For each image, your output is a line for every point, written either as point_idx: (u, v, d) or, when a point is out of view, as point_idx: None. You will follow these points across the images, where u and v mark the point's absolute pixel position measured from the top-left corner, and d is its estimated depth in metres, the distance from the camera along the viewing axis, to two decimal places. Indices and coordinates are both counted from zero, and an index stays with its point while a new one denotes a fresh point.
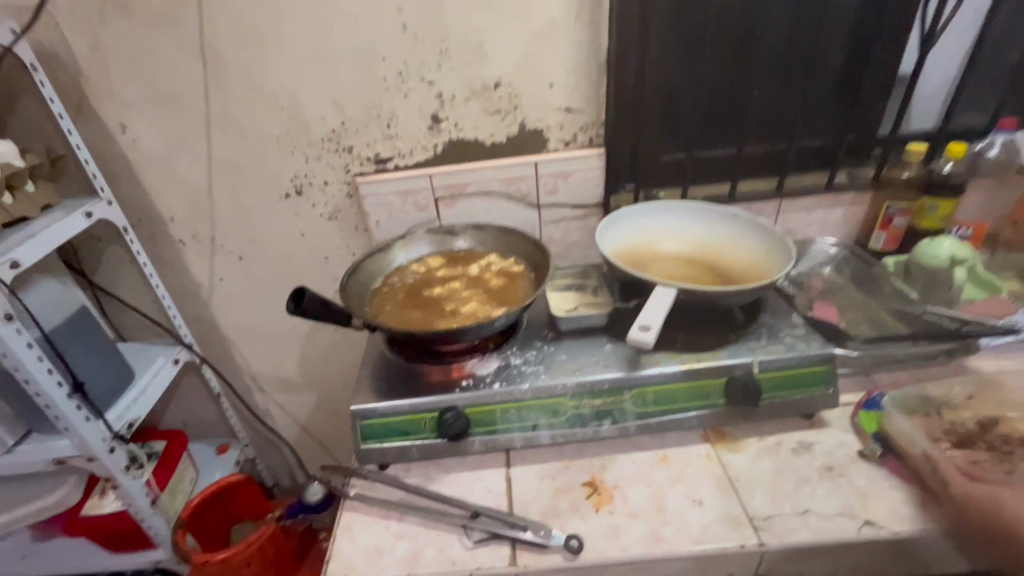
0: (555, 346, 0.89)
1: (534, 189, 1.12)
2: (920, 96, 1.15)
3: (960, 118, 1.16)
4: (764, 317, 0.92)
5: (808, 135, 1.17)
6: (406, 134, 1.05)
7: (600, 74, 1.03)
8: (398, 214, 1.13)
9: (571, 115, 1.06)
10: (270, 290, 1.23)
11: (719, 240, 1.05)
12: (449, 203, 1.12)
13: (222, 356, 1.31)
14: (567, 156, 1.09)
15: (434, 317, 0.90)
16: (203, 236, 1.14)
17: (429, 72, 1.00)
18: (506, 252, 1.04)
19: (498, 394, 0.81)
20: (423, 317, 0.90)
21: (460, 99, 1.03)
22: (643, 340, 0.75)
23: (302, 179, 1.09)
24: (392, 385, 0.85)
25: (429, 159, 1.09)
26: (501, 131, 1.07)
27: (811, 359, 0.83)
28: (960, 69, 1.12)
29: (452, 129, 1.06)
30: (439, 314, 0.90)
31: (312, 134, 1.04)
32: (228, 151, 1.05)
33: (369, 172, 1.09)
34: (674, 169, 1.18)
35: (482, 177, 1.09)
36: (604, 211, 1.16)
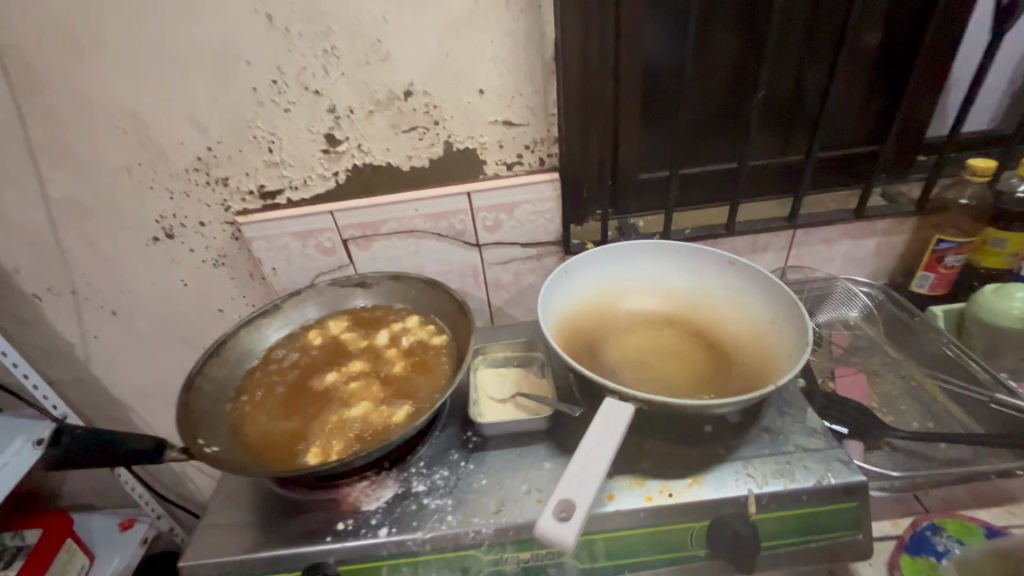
0: (476, 461, 0.65)
1: (470, 226, 0.87)
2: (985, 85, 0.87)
3: None
4: (767, 417, 0.67)
5: (831, 143, 0.89)
6: (295, 160, 0.80)
7: (547, 75, 0.75)
8: (298, 259, 0.88)
9: (512, 130, 0.80)
10: (159, 349, 1.01)
11: (710, 294, 0.78)
12: (363, 244, 0.88)
13: (116, 421, 1.10)
14: (510, 182, 0.83)
15: (310, 429, 0.65)
16: (62, 289, 0.92)
17: (313, 79, 0.74)
18: (428, 315, 0.79)
19: (383, 548, 0.58)
20: (296, 429, 0.66)
21: (361, 114, 0.77)
22: (560, 540, 0.48)
23: (171, 220, 0.85)
24: (249, 522, 0.62)
25: (330, 191, 0.84)
26: (420, 153, 0.81)
27: (834, 492, 0.58)
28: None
29: (354, 152, 0.80)
30: (317, 423, 0.66)
31: (172, 164, 0.80)
32: (67, 188, 0.81)
33: (255, 208, 0.84)
34: (656, 188, 0.91)
35: (399, 212, 0.84)
36: (563, 250, 0.90)
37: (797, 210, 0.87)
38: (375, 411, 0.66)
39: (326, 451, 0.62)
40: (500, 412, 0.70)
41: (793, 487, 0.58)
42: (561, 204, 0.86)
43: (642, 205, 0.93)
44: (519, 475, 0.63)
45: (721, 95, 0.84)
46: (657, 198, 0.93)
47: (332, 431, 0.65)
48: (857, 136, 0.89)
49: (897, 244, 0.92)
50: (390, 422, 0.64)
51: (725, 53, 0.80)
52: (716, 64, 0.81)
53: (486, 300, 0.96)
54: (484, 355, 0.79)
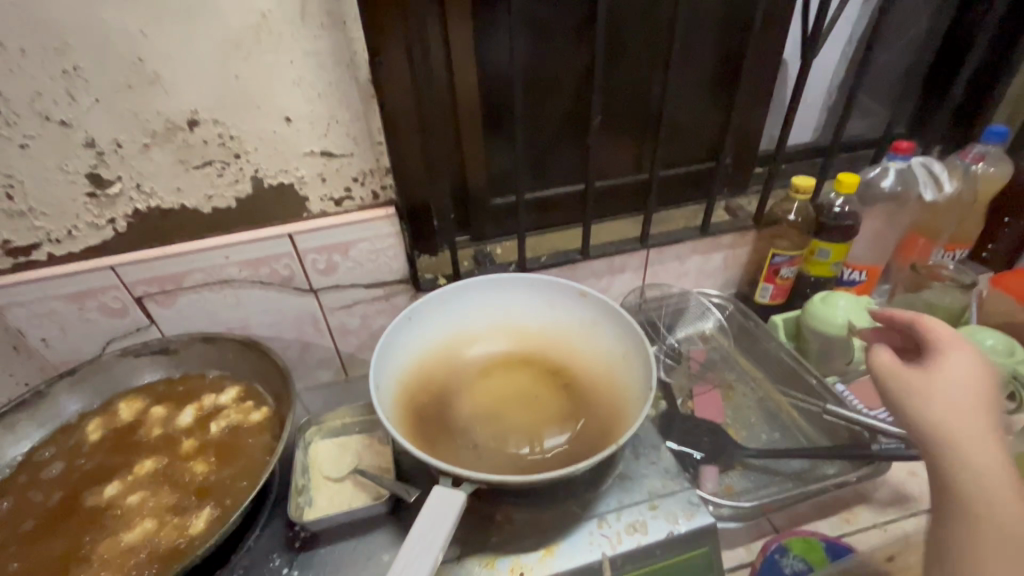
0: (301, 565, 0.55)
1: (298, 270, 0.75)
2: (807, 104, 0.93)
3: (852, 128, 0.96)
4: (624, 462, 0.64)
5: (677, 161, 0.89)
6: (50, 207, 0.63)
7: (366, 99, 0.66)
8: (78, 325, 0.71)
9: (334, 161, 0.69)
10: None
11: (563, 329, 0.74)
12: (164, 300, 0.72)
13: None
14: (340, 220, 0.73)
15: (75, 564, 0.52)
16: None
17: (55, 107, 0.58)
18: (247, 385, 0.67)
19: None
20: (56, 566, 0.52)
21: (133, 149, 0.62)
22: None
23: None
24: None
25: (109, 242, 0.67)
26: (223, 192, 0.67)
27: (685, 539, 0.57)
28: (849, 72, 0.90)
29: (133, 194, 0.65)
30: (85, 555, 0.53)
31: None
32: None
33: (4, 268, 0.66)
34: (507, 217, 0.86)
35: (206, 261, 0.71)
36: (415, 288, 0.82)
37: (647, 231, 0.86)
38: (164, 528, 0.54)
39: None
40: (334, 496, 0.61)
41: (644, 543, 0.56)
42: (403, 240, 0.77)
43: (500, 231, 0.87)
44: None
45: (562, 114, 0.80)
46: (512, 224, 0.87)
47: (105, 563, 0.52)
48: (700, 154, 0.90)
49: (741, 256, 0.96)
50: (181, 541, 0.53)
51: (561, 70, 0.76)
52: (555, 83, 0.77)
53: (333, 347, 0.85)
54: (319, 425, 0.68)
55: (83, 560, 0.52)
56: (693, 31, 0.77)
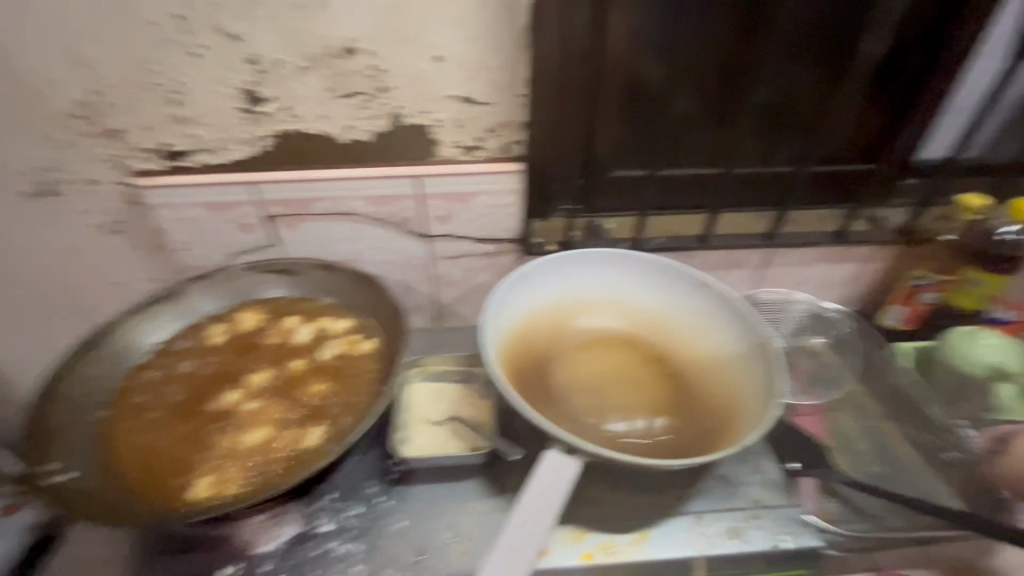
0: (397, 497, 0.57)
1: (417, 213, 0.75)
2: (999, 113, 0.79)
3: None
4: (725, 464, 0.61)
5: (825, 157, 0.81)
6: (208, 118, 0.66)
7: (518, 48, 0.64)
8: (212, 235, 0.75)
9: (473, 109, 0.68)
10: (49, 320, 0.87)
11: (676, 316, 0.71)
12: (290, 223, 0.75)
13: None
14: (467, 170, 0.72)
15: (201, 453, 0.55)
16: None
17: (229, 20, 0.59)
18: (357, 317, 0.69)
19: None
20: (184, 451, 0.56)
21: (290, 70, 0.63)
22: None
23: (51, 174, 0.70)
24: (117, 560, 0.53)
25: (252, 159, 0.70)
26: (362, 125, 0.68)
27: (785, 555, 0.54)
28: None
29: (282, 115, 0.67)
30: (210, 447, 0.56)
31: (49, 106, 0.64)
32: None
33: (159, 170, 0.70)
34: (628, 193, 0.81)
35: (335, 191, 0.72)
36: (523, 249, 0.81)
37: (778, 228, 0.80)
38: (281, 437, 0.56)
39: (216, 485, 0.53)
40: (430, 440, 0.61)
41: (743, 552, 0.53)
42: (523, 199, 0.75)
43: (614, 207, 0.82)
44: (443, 520, 0.56)
45: (713, 89, 0.74)
46: (632, 200, 0.82)
47: (226, 457, 0.55)
48: (852, 152, 0.81)
49: (871, 271, 0.88)
50: (297, 451, 0.55)
51: (722, 40, 0.70)
52: (711, 55, 0.71)
53: (432, 296, 0.86)
54: (420, 367, 0.69)
55: (208, 451, 0.56)
56: (880, 12, 0.69)
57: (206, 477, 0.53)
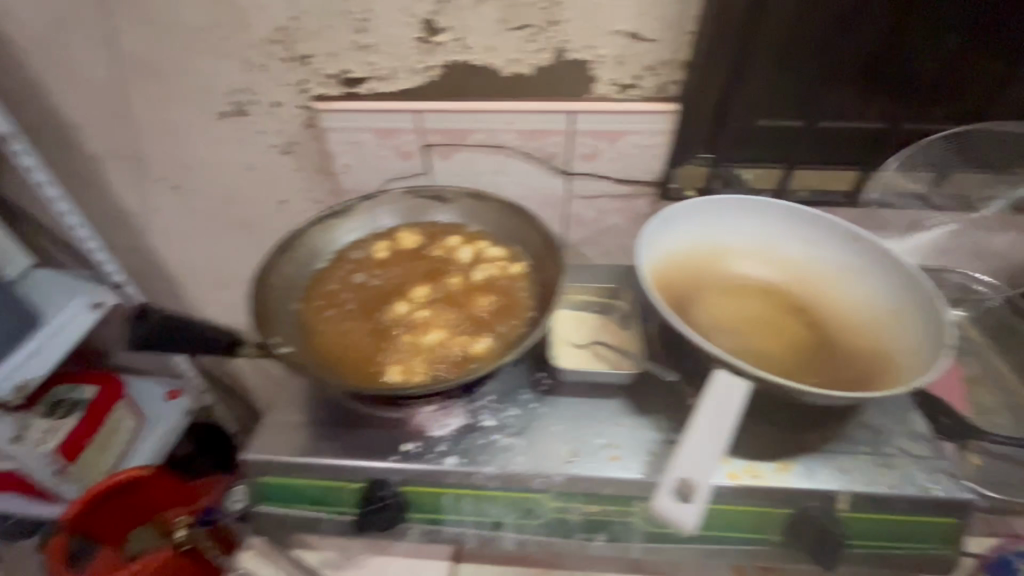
0: (548, 406, 0.62)
1: (564, 150, 0.78)
2: None
3: None
4: (867, 413, 0.61)
5: (1007, 114, 0.75)
6: (386, 46, 0.71)
7: None
8: (373, 161, 0.82)
9: (637, 46, 0.69)
10: (217, 232, 0.98)
11: (817, 268, 0.70)
12: (444, 153, 0.80)
13: (167, 296, 1.10)
14: (621, 108, 0.73)
15: (385, 345, 0.62)
16: (127, 155, 0.88)
17: None
18: (508, 243, 0.73)
19: (451, 475, 0.56)
20: (371, 342, 0.63)
21: (469, 0, 0.66)
22: (678, 520, 0.46)
23: (243, 95, 0.78)
24: (313, 427, 0.61)
25: (419, 89, 0.75)
26: (527, 58, 0.70)
27: (935, 504, 0.54)
28: None
29: (454, 46, 0.70)
30: (392, 340, 0.63)
31: (251, 30, 0.71)
32: (140, 42, 0.74)
33: (335, 96, 0.77)
34: (780, 142, 0.79)
35: (490, 124, 0.76)
36: (661, 194, 0.82)
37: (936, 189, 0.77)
38: (455, 338, 0.62)
39: (405, 370, 0.59)
40: (576, 359, 0.66)
41: (890, 492, 0.54)
42: (672, 142, 0.76)
43: (752, 156, 0.80)
44: (591, 429, 0.60)
45: (890, 30, 0.69)
46: (777, 151, 0.79)
47: (410, 350, 0.61)
48: None
49: None
50: (472, 350, 0.61)
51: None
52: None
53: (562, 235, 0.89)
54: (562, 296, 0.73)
55: (391, 344, 0.63)
56: None
57: (396, 364, 0.60)
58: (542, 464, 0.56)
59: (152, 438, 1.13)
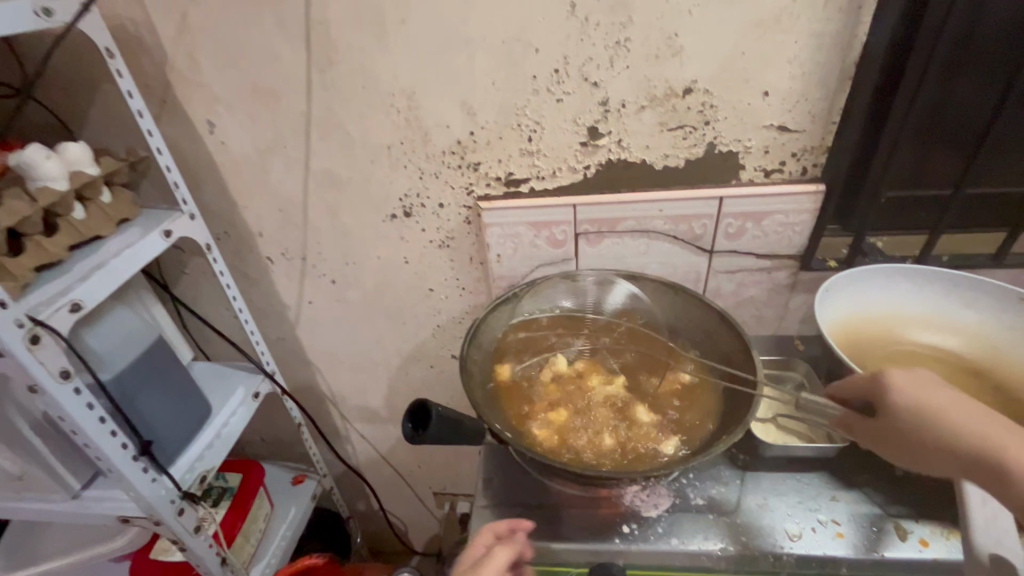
0: (750, 479, 0.63)
1: (710, 231, 0.83)
2: None
3: None
4: None
5: None
6: (551, 151, 0.80)
7: (841, 80, 0.71)
8: (525, 249, 0.88)
9: (784, 136, 0.75)
10: (363, 320, 1.05)
11: (986, 334, 0.72)
12: (593, 239, 0.86)
13: (305, 381, 1.17)
14: (767, 191, 0.79)
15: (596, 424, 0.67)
16: (295, 256, 0.97)
17: (595, 71, 0.72)
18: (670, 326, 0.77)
19: (679, 557, 0.57)
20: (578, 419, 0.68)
21: (632, 109, 0.75)
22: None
23: (413, 199, 0.87)
24: (525, 510, 0.63)
25: (576, 184, 0.83)
26: (679, 153, 0.78)
27: None
28: None
29: (612, 147, 0.79)
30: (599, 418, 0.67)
31: (431, 144, 0.81)
32: (329, 161, 0.84)
33: (496, 195, 0.85)
34: (915, 210, 0.83)
35: (641, 211, 0.82)
36: (801, 265, 0.85)
37: None
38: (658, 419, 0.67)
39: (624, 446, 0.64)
40: (765, 435, 0.67)
41: None
42: (817, 217, 0.81)
43: (892, 224, 0.84)
44: (804, 505, 0.60)
45: None
46: (917, 218, 0.83)
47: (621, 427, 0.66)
48: None
49: None
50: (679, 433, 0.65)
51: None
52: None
53: None
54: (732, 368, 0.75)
55: (598, 423, 0.67)
56: None
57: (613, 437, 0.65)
58: (767, 542, 0.57)
59: (284, 524, 1.15)
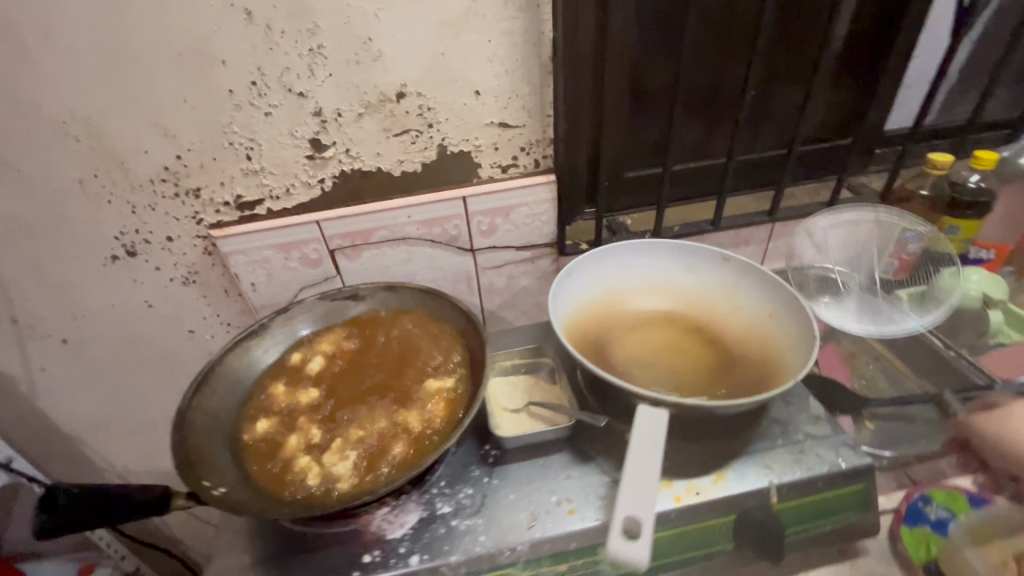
0: (497, 476, 0.64)
1: (465, 230, 0.84)
2: (916, 92, 0.94)
3: (958, 113, 0.98)
4: (775, 408, 0.70)
5: (808, 138, 0.93)
6: (276, 168, 0.74)
7: (544, 76, 0.74)
8: (280, 274, 0.82)
9: (508, 131, 0.78)
10: (121, 377, 0.91)
11: (701, 292, 0.81)
12: (351, 254, 0.83)
13: (70, 457, 0.99)
14: (504, 186, 0.81)
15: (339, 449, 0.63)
16: (3, 319, 0.81)
17: (297, 80, 0.68)
18: (429, 323, 0.76)
19: (417, 575, 0.56)
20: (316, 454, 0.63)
21: (349, 117, 0.72)
22: (633, 560, 0.47)
23: (133, 236, 0.76)
24: (264, 567, 0.58)
25: (316, 200, 0.78)
26: (413, 157, 0.77)
27: (848, 476, 0.62)
28: (962, 60, 0.92)
29: (342, 158, 0.75)
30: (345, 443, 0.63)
31: (133, 174, 0.71)
32: (6, 205, 0.71)
33: (230, 221, 0.77)
34: (645, 189, 0.91)
35: (391, 219, 0.80)
36: (560, 251, 0.90)
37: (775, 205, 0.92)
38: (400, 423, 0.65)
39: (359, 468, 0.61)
40: (501, 428, 0.68)
41: (808, 476, 0.61)
42: (559, 205, 0.85)
43: (630, 203, 0.92)
44: (543, 491, 0.62)
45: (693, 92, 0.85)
46: (648, 195, 0.92)
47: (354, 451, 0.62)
48: (826, 132, 0.93)
49: None
50: (421, 431, 0.64)
51: (708, 51, 0.81)
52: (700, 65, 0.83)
53: (479, 305, 0.94)
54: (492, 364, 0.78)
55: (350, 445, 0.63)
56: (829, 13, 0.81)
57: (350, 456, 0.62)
58: (506, 540, 0.58)
59: None
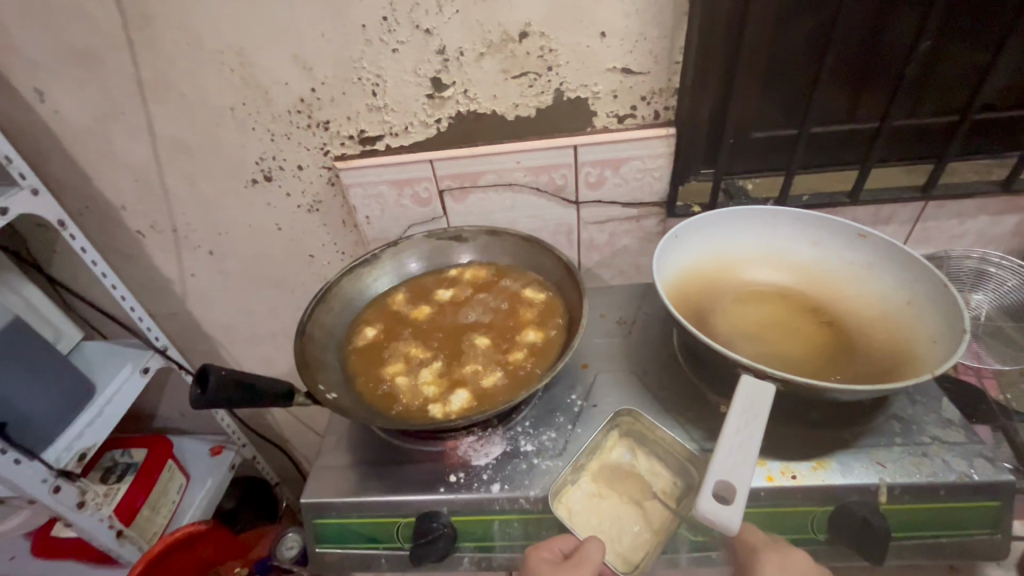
0: (580, 426, 0.65)
1: (571, 180, 0.82)
2: None
3: None
4: (896, 404, 0.63)
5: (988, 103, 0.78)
6: (398, 105, 0.77)
7: (678, 17, 0.68)
8: (392, 209, 0.86)
9: (629, 78, 0.74)
10: (251, 290, 1.03)
11: (823, 269, 0.73)
12: (458, 196, 0.85)
13: (209, 354, 1.16)
14: (618, 137, 0.78)
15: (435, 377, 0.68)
16: (165, 228, 0.94)
17: (425, 17, 0.69)
18: (534, 284, 0.78)
19: (497, 501, 0.59)
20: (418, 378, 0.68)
21: (471, 57, 0.72)
22: (726, 523, 0.46)
23: (270, 162, 0.84)
24: (359, 470, 0.64)
25: (431, 139, 0.80)
26: (528, 101, 0.76)
27: (979, 489, 0.55)
28: None
29: (459, 98, 0.76)
30: (440, 373, 0.68)
31: (274, 104, 0.77)
32: (173, 128, 0.80)
33: (353, 154, 0.82)
34: (773, 150, 0.83)
35: (499, 164, 0.80)
36: (667, 211, 0.85)
37: (935, 179, 0.79)
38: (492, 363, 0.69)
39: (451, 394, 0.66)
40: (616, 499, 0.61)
41: (930, 480, 0.55)
42: (675, 161, 0.80)
43: (753, 166, 0.84)
44: None
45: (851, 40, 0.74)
46: (775, 157, 0.84)
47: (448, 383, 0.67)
48: (1014, 97, 0.78)
49: None
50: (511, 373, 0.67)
51: None
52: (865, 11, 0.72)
53: (577, 260, 0.93)
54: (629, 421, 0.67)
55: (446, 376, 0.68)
56: None
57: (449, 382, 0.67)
58: None
59: (200, 493, 1.16)
